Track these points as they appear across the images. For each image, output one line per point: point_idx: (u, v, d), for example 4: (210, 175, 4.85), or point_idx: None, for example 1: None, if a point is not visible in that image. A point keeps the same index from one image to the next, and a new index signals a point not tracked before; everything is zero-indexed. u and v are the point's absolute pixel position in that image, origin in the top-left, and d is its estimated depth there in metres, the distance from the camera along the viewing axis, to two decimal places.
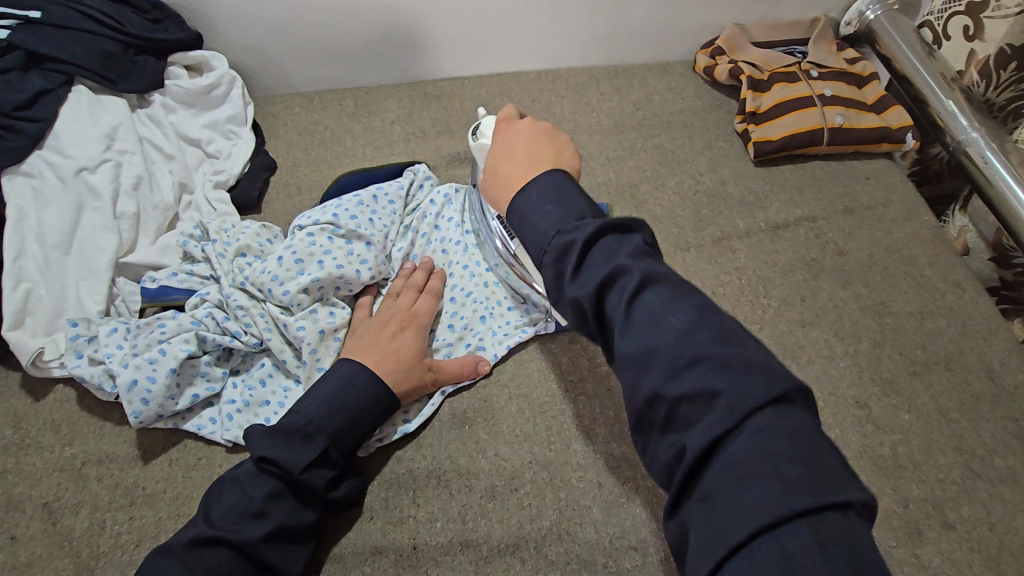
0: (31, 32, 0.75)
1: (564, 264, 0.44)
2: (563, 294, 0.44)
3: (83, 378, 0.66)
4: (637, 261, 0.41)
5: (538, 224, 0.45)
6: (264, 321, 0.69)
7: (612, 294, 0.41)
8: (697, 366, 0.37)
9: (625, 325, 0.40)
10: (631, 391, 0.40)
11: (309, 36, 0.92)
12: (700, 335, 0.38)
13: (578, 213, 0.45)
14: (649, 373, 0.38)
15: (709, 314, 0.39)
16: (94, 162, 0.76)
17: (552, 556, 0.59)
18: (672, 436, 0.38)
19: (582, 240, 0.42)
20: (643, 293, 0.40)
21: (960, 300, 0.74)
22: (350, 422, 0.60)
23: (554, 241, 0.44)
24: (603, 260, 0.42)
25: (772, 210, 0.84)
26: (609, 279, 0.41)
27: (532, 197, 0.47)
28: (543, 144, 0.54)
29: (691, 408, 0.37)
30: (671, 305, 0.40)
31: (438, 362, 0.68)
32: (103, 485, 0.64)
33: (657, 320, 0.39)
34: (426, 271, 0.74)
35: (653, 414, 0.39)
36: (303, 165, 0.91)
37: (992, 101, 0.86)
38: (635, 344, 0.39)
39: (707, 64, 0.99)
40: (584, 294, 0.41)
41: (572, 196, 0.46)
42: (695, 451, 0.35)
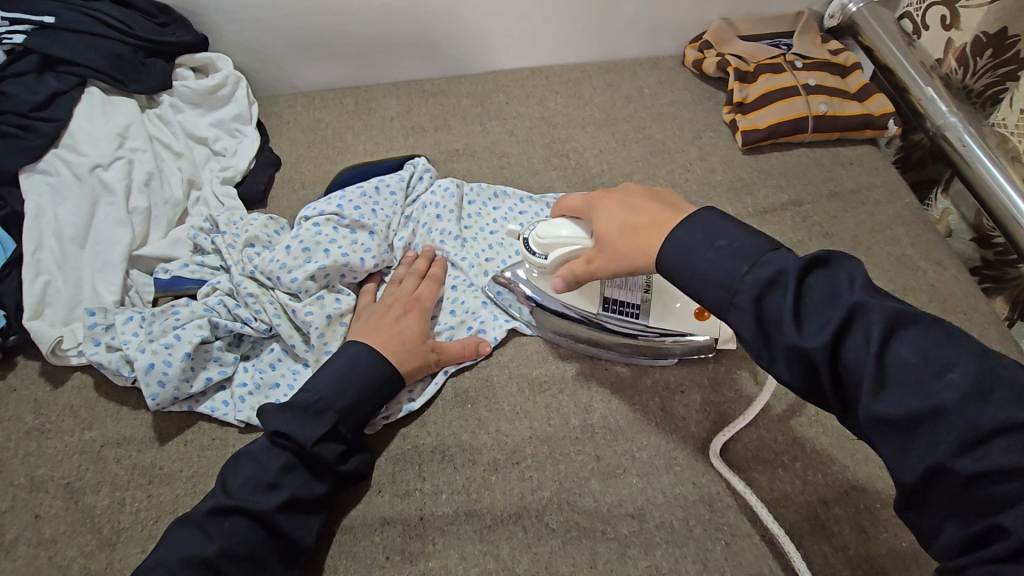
0: (46, 37, 0.80)
1: (766, 307, 0.44)
2: (773, 344, 0.43)
3: (101, 364, 0.69)
4: (865, 299, 0.41)
5: (714, 266, 0.47)
6: (273, 307, 0.72)
7: (850, 341, 0.40)
8: (1001, 438, 0.35)
9: (876, 383, 0.39)
10: (900, 460, 0.38)
11: (310, 36, 0.95)
12: (992, 395, 0.36)
13: (766, 249, 0.46)
14: (927, 441, 0.37)
15: (988, 364, 0.37)
16: (106, 159, 0.79)
17: (552, 523, 0.62)
18: (968, 511, 0.36)
19: (790, 279, 0.43)
20: (890, 342, 0.39)
21: (940, 277, 0.77)
22: (358, 399, 0.63)
23: (749, 279, 0.45)
24: (829, 303, 0.42)
25: (760, 196, 0.87)
26: (844, 325, 0.41)
27: (697, 241, 0.49)
28: (657, 198, 0.58)
29: (1001, 485, 0.35)
30: (926, 351, 0.39)
31: (441, 344, 0.71)
32: (122, 466, 0.67)
33: (917, 375, 0.38)
34: (427, 259, 0.78)
35: (936, 484, 0.37)
36: (307, 161, 0.95)
37: (970, 88, 0.90)
38: (895, 404, 0.38)
39: (695, 57, 1.02)
40: (816, 344, 0.41)
41: (746, 235, 0.48)
42: (1016, 534, 0.34)
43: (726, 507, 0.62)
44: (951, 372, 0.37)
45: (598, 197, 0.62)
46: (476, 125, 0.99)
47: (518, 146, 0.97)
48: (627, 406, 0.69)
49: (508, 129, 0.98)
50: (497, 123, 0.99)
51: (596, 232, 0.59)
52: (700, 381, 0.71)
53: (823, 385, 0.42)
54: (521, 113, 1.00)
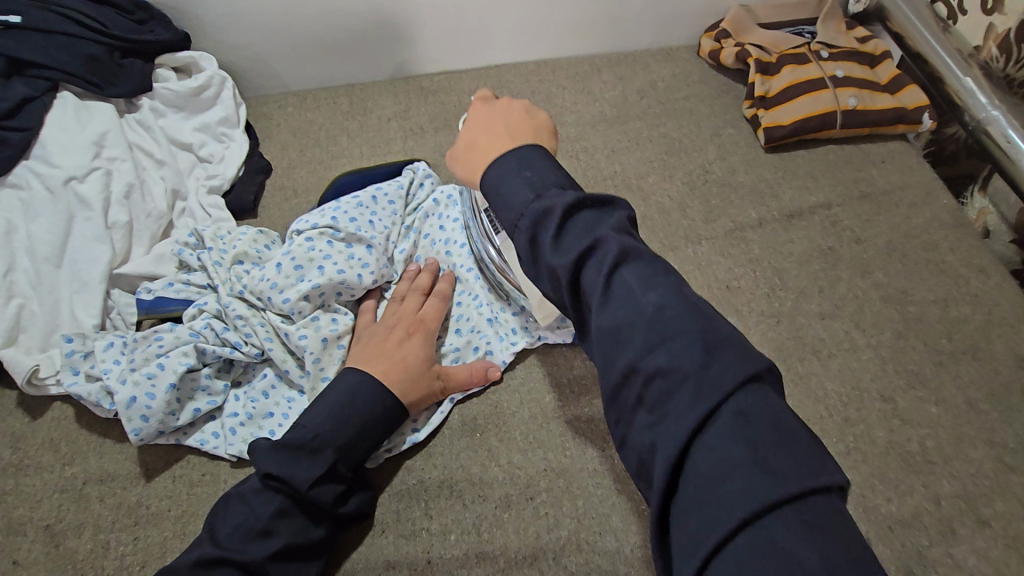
0: (11, 38, 0.73)
1: (538, 230, 0.41)
2: (541, 265, 0.41)
3: (80, 395, 0.64)
4: (614, 233, 0.39)
5: (509, 190, 0.44)
6: (265, 330, 0.66)
7: (589, 266, 0.38)
8: (671, 343, 0.34)
9: (602, 301, 0.37)
10: (607, 371, 0.36)
11: (298, 31, 0.89)
12: (678, 312, 0.35)
13: (557, 182, 0.43)
14: (625, 347, 0.35)
15: (687, 293, 0.37)
16: (82, 171, 0.73)
17: (571, 566, 0.57)
18: (647, 417, 0.34)
19: (561, 208, 0.40)
20: (619, 270, 0.37)
21: (985, 286, 0.71)
22: (357, 435, 0.58)
23: (529, 207, 0.42)
24: (585, 233, 0.40)
25: (785, 198, 0.81)
26: (589, 252, 0.39)
27: (509, 166, 0.44)
28: (520, 116, 0.53)
29: (663, 386, 0.33)
30: (644, 283, 0.37)
31: (447, 371, 0.65)
32: (106, 505, 0.62)
33: (633, 297, 0.36)
34: (431, 273, 0.72)
35: (627, 393, 0.35)
36: (299, 166, 0.89)
37: (1011, 78, 0.81)
38: (611, 318, 0.36)
39: (712, 47, 0.96)
40: (562, 262, 0.39)
41: (550, 168, 0.44)
42: (672, 442, 0.32)
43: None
44: (651, 292, 0.36)
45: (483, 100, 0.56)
46: None
47: None
48: None
49: None
50: None
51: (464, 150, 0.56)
52: None
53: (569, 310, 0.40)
54: None
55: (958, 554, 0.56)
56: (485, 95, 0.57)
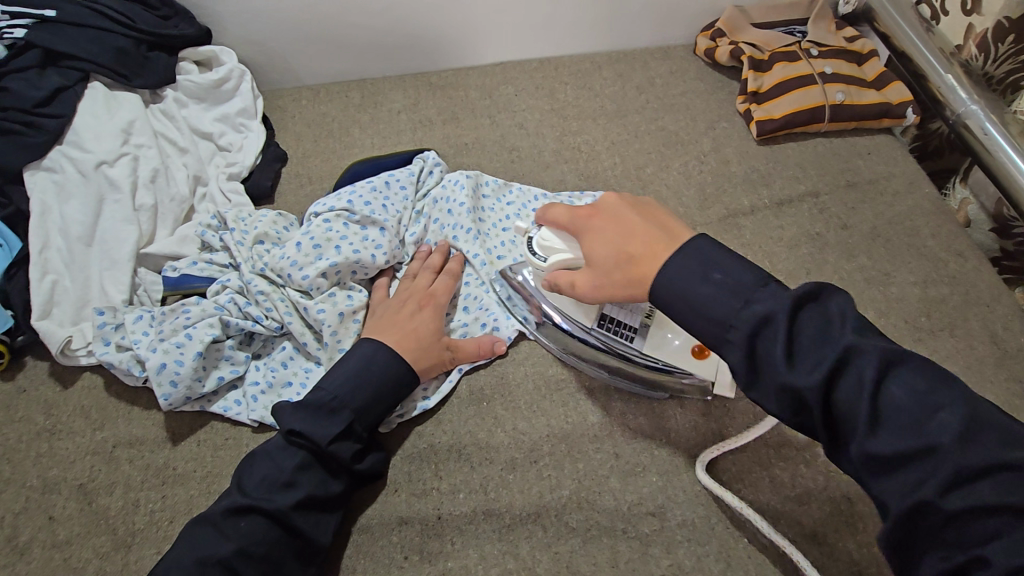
0: (47, 31, 0.78)
1: (762, 342, 0.44)
2: (766, 380, 0.44)
3: (111, 364, 0.68)
4: (860, 340, 0.41)
5: (707, 296, 0.47)
6: (284, 305, 0.70)
7: (844, 382, 0.41)
8: (991, 475, 0.36)
9: (872, 424, 0.39)
10: (887, 489, 0.39)
11: (315, 27, 0.93)
12: (978, 437, 0.37)
13: (757, 281, 0.46)
14: (922, 477, 0.37)
15: (979, 409, 0.38)
16: (112, 156, 0.78)
17: (571, 522, 0.61)
18: (948, 544, 0.36)
19: (783, 315, 0.43)
20: (885, 387, 0.40)
21: (962, 269, 0.75)
22: (372, 398, 0.62)
23: (745, 315, 0.45)
24: (822, 342, 0.42)
25: (776, 187, 0.85)
26: (839, 365, 0.41)
27: (692, 272, 0.49)
28: (650, 212, 0.57)
29: (989, 520, 0.35)
30: (916, 396, 0.39)
31: (455, 342, 0.69)
32: (135, 467, 0.66)
33: (905, 416, 0.39)
34: (442, 254, 0.76)
35: (926, 519, 0.37)
36: (314, 155, 0.93)
37: (990, 75, 0.88)
38: (890, 443, 0.38)
39: (707, 46, 1.00)
40: (808, 384, 0.41)
41: (740, 265, 0.48)
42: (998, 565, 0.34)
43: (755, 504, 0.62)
44: (941, 413, 0.38)
45: (588, 211, 0.61)
46: (485, 117, 0.97)
47: (529, 139, 0.95)
48: (646, 402, 0.68)
49: (517, 122, 0.97)
50: (506, 115, 0.98)
51: (585, 253, 0.58)
52: None
53: (813, 424, 0.42)
54: (531, 105, 0.99)
55: None
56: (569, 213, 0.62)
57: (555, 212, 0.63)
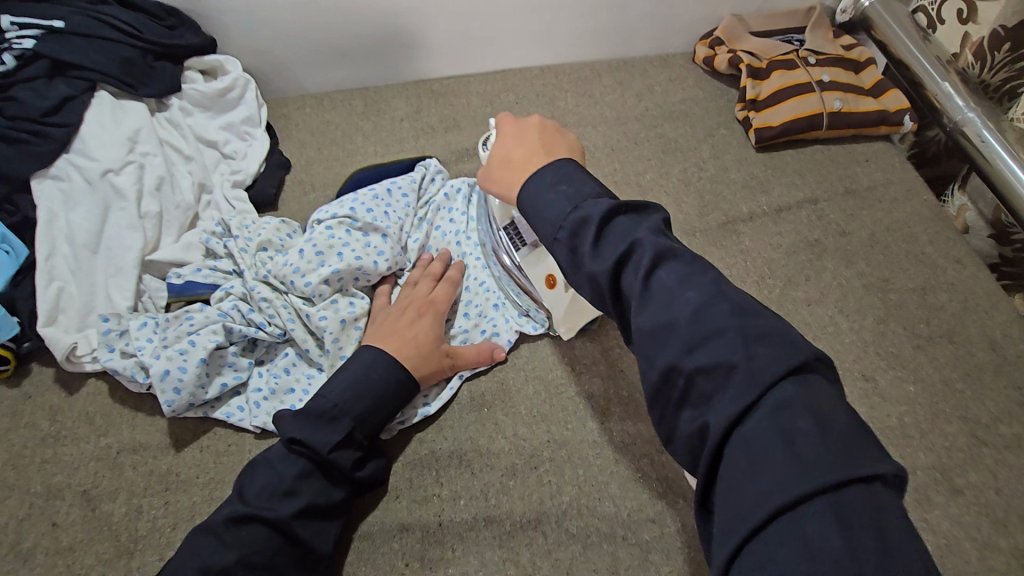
0: (54, 42, 0.79)
1: (578, 240, 0.44)
2: (580, 271, 0.44)
3: (116, 370, 0.69)
4: (652, 236, 0.42)
5: (548, 205, 0.47)
6: (287, 311, 0.71)
7: (629, 269, 0.41)
8: (719, 337, 0.36)
9: (641, 301, 0.39)
10: (645, 363, 0.39)
11: (317, 37, 0.95)
12: (717, 308, 0.37)
13: (591, 191, 0.46)
14: (665, 346, 0.37)
15: (725, 288, 0.39)
16: (117, 164, 0.79)
17: (572, 529, 0.61)
18: (690, 409, 0.37)
19: (598, 217, 0.43)
20: (656, 271, 0.40)
21: (961, 276, 0.76)
22: (373, 405, 0.62)
23: (570, 217, 0.45)
24: (623, 238, 0.42)
25: (775, 194, 0.86)
26: (627, 255, 0.41)
27: (547, 180, 0.48)
28: (553, 134, 0.57)
29: (710, 382, 0.36)
30: (682, 280, 0.39)
31: (455, 348, 0.70)
32: (138, 473, 0.67)
33: (670, 296, 0.39)
34: (443, 261, 0.76)
35: (671, 388, 0.37)
36: (317, 163, 0.94)
37: (986, 83, 0.89)
38: (649, 317, 0.39)
39: (707, 54, 1.01)
40: (602, 268, 0.41)
41: (586, 179, 0.48)
42: (719, 427, 0.34)
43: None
44: (691, 291, 0.38)
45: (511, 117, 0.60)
46: (486, 125, 0.98)
47: None
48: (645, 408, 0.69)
49: None
50: None
51: (492, 151, 0.58)
52: None
53: (610, 311, 0.43)
54: (531, 113, 1.00)
55: (933, 519, 0.60)
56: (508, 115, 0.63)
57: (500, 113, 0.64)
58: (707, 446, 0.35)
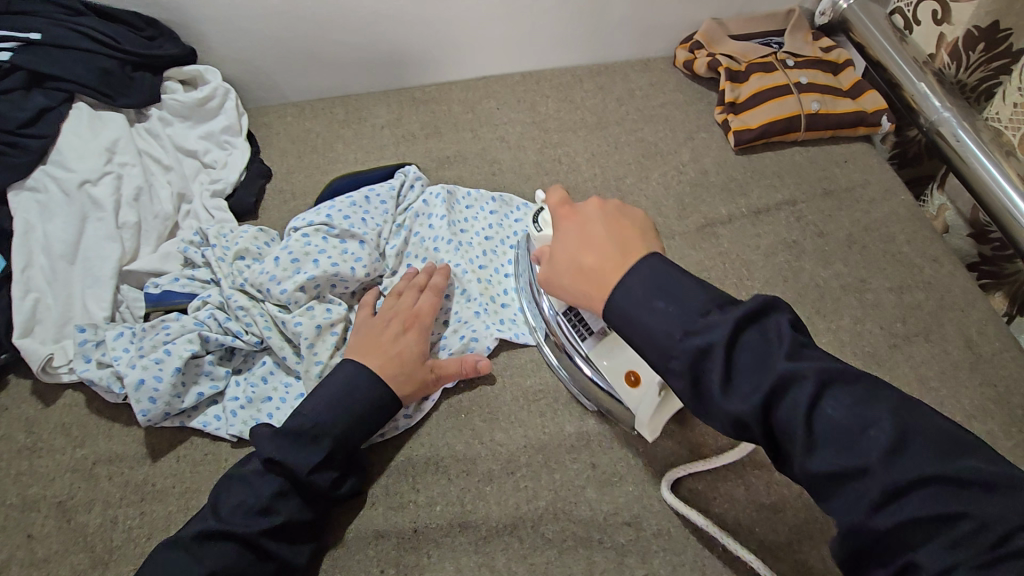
0: (32, 53, 0.79)
1: (701, 371, 0.42)
2: (709, 407, 0.42)
3: (92, 381, 0.68)
4: (795, 365, 0.40)
5: (651, 323, 0.45)
6: (264, 319, 0.71)
7: (782, 403, 0.39)
8: (917, 488, 0.35)
9: (809, 444, 0.38)
10: (833, 505, 0.38)
11: (297, 46, 0.95)
12: (910, 452, 0.36)
13: (701, 307, 0.44)
14: (856, 494, 0.37)
15: (909, 419, 0.38)
16: (95, 175, 0.79)
17: (547, 533, 0.61)
18: (886, 552, 0.36)
19: (720, 345, 0.41)
20: (820, 402, 0.39)
21: (938, 274, 0.76)
22: (354, 424, 0.62)
23: (683, 345, 0.43)
24: (757, 367, 0.41)
25: (753, 196, 0.86)
26: (777, 387, 0.40)
27: (638, 296, 0.46)
28: (619, 222, 0.54)
29: (919, 531, 0.35)
30: (855, 411, 0.38)
31: (439, 362, 0.68)
32: (114, 483, 0.66)
33: (848, 436, 0.38)
34: (428, 271, 0.74)
35: (863, 532, 0.37)
36: (298, 171, 0.95)
37: (963, 83, 0.89)
38: (825, 463, 0.38)
39: (686, 58, 1.02)
40: (745, 407, 0.40)
41: (685, 288, 0.45)
42: (930, 573, 0.34)
43: (721, 520, 0.62)
44: (872, 428, 0.37)
45: (571, 207, 0.58)
46: (467, 131, 0.99)
47: (510, 151, 0.96)
48: None
49: (498, 135, 0.98)
50: (488, 129, 0.99)
51: (554, 249, 0.56)
52: None
53: (757, 442, 0.41)
54: (512, 119, 1.00)
55: None
56: (563, 199, 0.59)
57: (553, 195, 0.60)
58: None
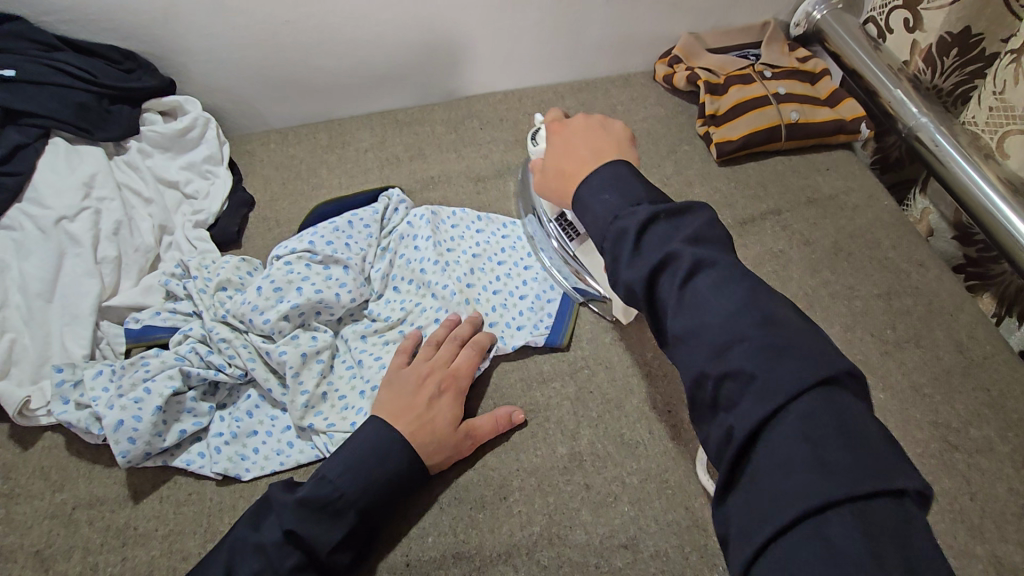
0: (6, 91, 0.78)
1: (619, 251, 0.47)
2: (616, 276, 0.47)
3: (70, 423, 0.66)
4: (690, 247, 0.44)
5: (597, 211, 0.50)
6: (247, 351, 0.70)
7: (662, 279, 0.44)
8: (743, 348, 0.39)
9: (675, 309, 0.43)
10: (682, 369, 0.42)
11: (278, 74, 0.95)
12: (745, 319, 0.40)
13: (633, 199, 0.49)
14: (695, 354, 0.41)
15: (761, 300, 0.41)
16: (72, 211, 0.78)
17: (543, 561, 0.59)
18: (720, 416, 0.40)
19: (635, 228, 0.46)
20: (692, 279, 0.43)
21: (925, 278, 0.76)
22: (382, 495, 0.58)
23: (612, 227, 0.48)
24: (659, 245, 0.45)
25: (738, 207, 0.86)
26: (663, 263, 0.44)
27: (595, 185, 0.52)
28: (601, 138, 0.61)
29: (737, 387, 0.39)
30: (718, 291, 0.42)
31: (474, 423, 0.65)
32: (95, 528, 0.64)
33: (702, 304, 0.42)
34: (471, 325, 0.72)
35: (703, 393, 0.41)
36: (281, 198, 0.94)
37: (939, 88, 0.90)
38: (681, 324, 0.42)
39: (666, 72, 1.03)
40: (635, 277, 0.45)
41: (632, 185, 0.51)
42: (743, 431, 0.37)
43: (723, 539, 0.60)
44: (725, 304, 0.41)
45: (562, 126, 0.65)
46: (451, 152, 0.99)
47: (494, 170, 0.96)
48: (616, 431, 0.68)
49: (483, 154, 0.98)
50: (472, 149, 0.99)
51: (546, 159, 0.63)
52: (691, 402, 0.70)
53: (640, 309, 0.46)
54: (496, 137, 1.00)
55: None
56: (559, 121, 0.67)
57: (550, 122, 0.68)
58: (734, 444, 0.38)
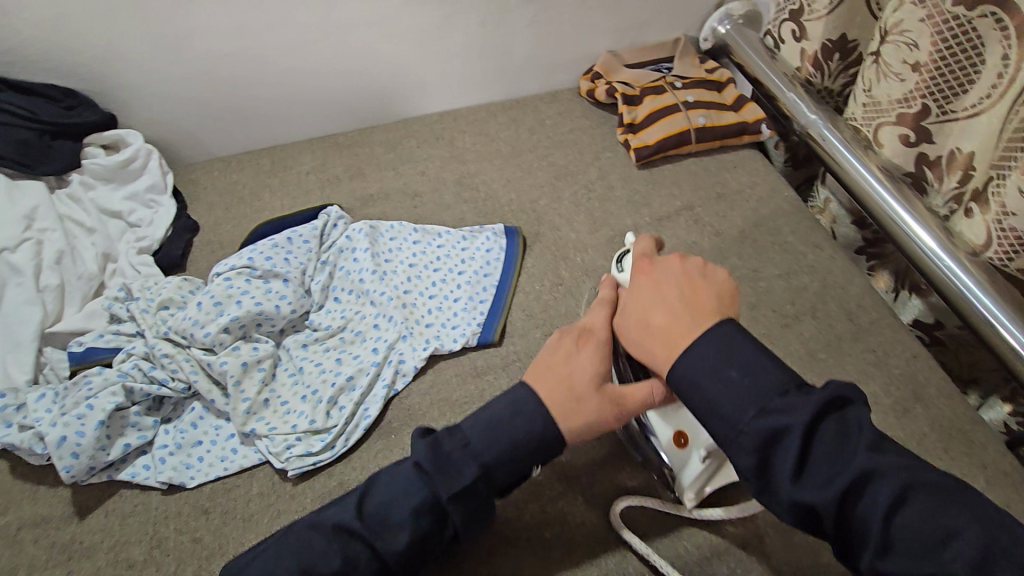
0: None
1: (770, 453, 0.46)
2: (776, 492, 0.46)
3: (13, 445, 0.68)
4: (872, 459, 0.44)
5: (722, 392, 0.49)
6: (190, 364, 0.72)
7: (861, 501, 0.43)
8: (919, 511, 0.43)
9: (880, 545, 0.43)
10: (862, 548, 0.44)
11: (218, 105, 1.00)
12: (944, 516, 0.42)
13: (775, 386, 0.48)
14: (899, 552, 0.42)
15: (957, 504, 0.43)
16: (13, 242, 0.80)
17: (476, 538, 0.63)
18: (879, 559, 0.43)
19: (797, 429, 0.45)
20: (899, 502, 0.43)
21: (821, 258, 0.84)
22: (474, 478, 0.52)
23: (755, 423, 0.47)
24: (839, 461, 0.45)
25: (656, 205, 0.93)
26: (855, 485, 0.43)
27: (710, 362, 0.50)
28: (693, 282, 0.57)
29: (900, 538, 0.42)
30: (922, 507, 0.43)
31: (622, 388, 0.57)
32: (40, 546, 0.65)
33: (913, 534, 0.42)
34: (611, 286, 0.65)
35: (855, 539, 0.44)
36: (225, 222, 0.97)
37: (829, 89, 0.99)
38: (880, 531, 0.43)
39: (588, 87, 1.11)
40: (821, 500, 0.44)
41: (764, 367, 0.49)
42: (902, 555, 0.42)
43: (656, 517, 0.64)
44: (905, 498, 0.43)
45: (649, 262, 0.61)
46: (389, 170, 1.04)
47: (430, 185, 1.01)
48: None
49: (420, 170, 1.03)
50: (410, 166, 1.04)
51: (625, 302, 0.59)
52: None
53: (826, 536, 0.45)
54: (432, 155, 1.06)
55: None
56: (646, 254, 0.63)
57: (639, 248, 0.65)
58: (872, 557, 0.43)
